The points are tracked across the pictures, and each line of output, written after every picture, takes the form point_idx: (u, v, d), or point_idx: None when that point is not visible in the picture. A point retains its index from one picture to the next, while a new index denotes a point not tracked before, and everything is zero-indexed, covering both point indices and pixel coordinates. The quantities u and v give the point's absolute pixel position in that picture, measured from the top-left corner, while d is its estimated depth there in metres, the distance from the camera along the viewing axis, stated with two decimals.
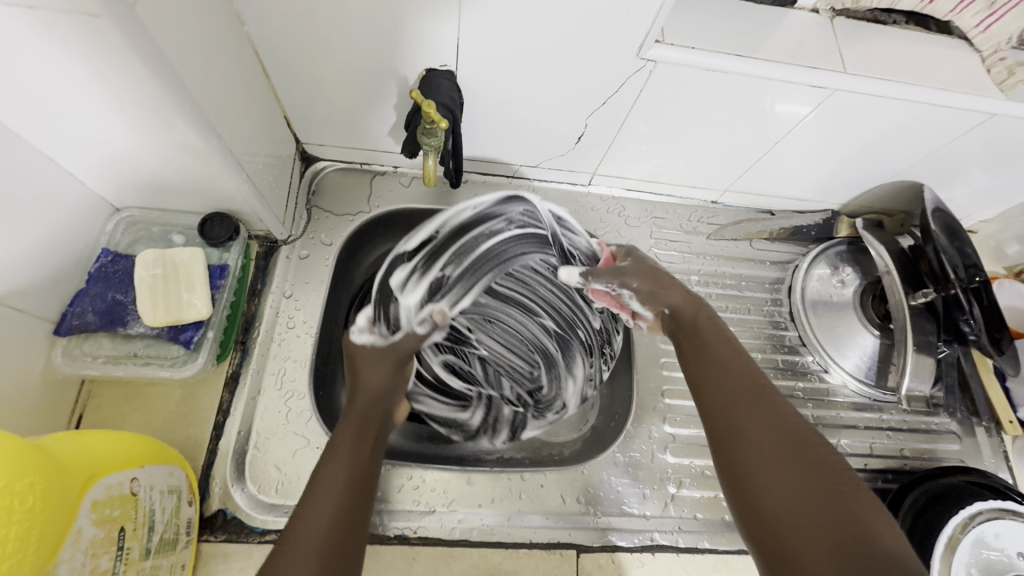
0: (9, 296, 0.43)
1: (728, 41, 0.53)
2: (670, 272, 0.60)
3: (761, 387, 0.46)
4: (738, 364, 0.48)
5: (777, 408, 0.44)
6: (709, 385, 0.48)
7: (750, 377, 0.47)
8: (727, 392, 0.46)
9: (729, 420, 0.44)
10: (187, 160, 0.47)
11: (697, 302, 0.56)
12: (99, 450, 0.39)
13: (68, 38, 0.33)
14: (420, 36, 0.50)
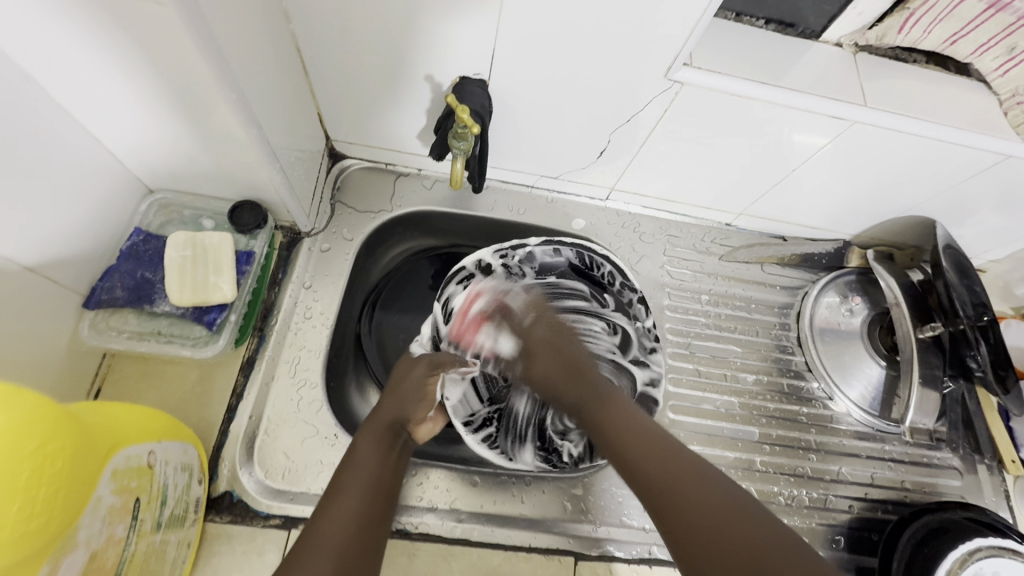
0: (45, 264, 0.45)
1: (753, 68, 0.55)
2: (575, 348, 0.58)
3: (667, 452, 0.44)
4: (631, 425, 0.48)
5: (703, 479, 0.41)
6: (632, 474, 0.44)
7: (664, 450, 0.44)
8: (654, 475, 0.43)
9: (676, 502, 0.40)
10: (226, 148, 0.49)
11: (591, 384, 0.53)
12: (121, 420, 0.40)
13: (132, 24, 0.35)
14: (457, 44, 0.52)
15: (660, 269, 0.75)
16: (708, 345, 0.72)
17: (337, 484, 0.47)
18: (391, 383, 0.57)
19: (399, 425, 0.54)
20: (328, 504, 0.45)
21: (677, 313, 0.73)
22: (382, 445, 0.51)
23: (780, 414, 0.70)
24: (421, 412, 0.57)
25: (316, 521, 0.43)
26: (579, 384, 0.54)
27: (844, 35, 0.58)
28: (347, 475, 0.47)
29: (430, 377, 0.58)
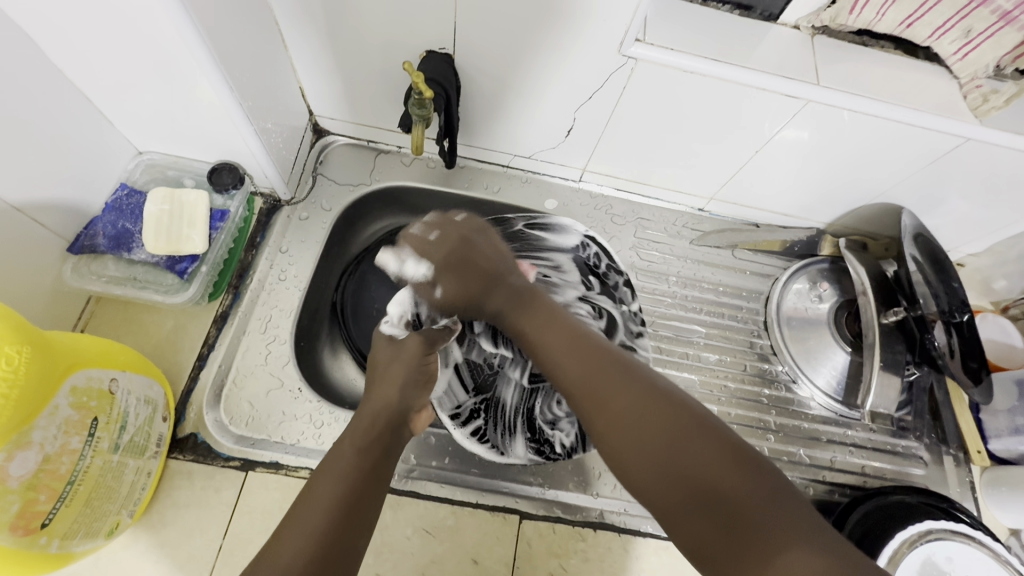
0: (31, 209, 0.49)
1: (707, 47, 0.56)
2: (500, 253, 0.60)
3: (584, 346, 0.48)
4: (557, 324, 0.52)
5: (619, 369, 0.45)
6: (552, 370, 0.48)
7: (584, 348, 0.48)
8: (572, 369, 0.47)
9: (594, 393, 0.44)
10: (200, 110, 0.52)
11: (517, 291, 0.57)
12: (86, 347, 0.44)
13: None
14: (421, 19, 0.55)
15: (630, 250, 0.77)
16: (673, 325, 0.73)
17: (323, 471, 0.44)
18: (379, 372, 0.54)
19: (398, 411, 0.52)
20: (315, 489, 0.42)
21: (644, 293, 0.74)
22: (374, 427, 0.49)
23: (741, 394, 0.70)
24: (418, 399, 0.55)
25: (299, 506, 0.41)
26: (497, 290, 0.57)
27: (802, 17, 0.59)
28: (334, 459, 0.45)
29: (427, 358, 0.56)
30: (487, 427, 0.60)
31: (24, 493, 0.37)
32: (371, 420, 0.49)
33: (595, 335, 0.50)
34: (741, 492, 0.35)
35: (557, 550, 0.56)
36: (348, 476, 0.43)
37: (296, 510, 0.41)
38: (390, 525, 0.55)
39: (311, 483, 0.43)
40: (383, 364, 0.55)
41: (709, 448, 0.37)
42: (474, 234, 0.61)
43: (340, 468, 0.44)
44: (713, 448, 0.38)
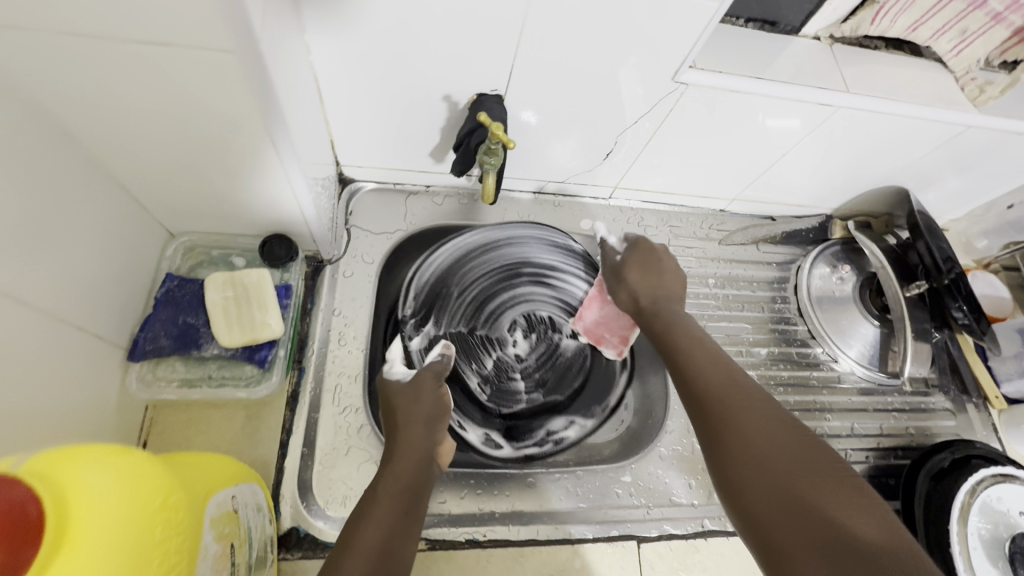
0: (91, 322, 0.44)
1: (747, 64, 0.59)
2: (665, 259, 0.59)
3: (719, 363, 0.47)
4: (693, 347, 0.49)
5: (748, 398, 0.43)
6: (682, 375, 0.47)
7: (720, 365, 0.47)
8: (709, 381, 0.45)
9: (714, 406, 0.43)
10: (260, 185, 0.48)
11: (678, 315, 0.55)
12: (204, 469, 0.40)
13: (190, 71, 0.35)
14: (477, 63, 0.53)
15: None
16: (722, 325, 0.76)
17: (355, 534, 0.42)
18: (399, 412, 0.54)
19: (426, 456, 0.52)
20: (353, 543, 0.42)
21: (689, 298, 0.77)
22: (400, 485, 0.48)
23: (793, 380, 0.75)
24: (438, 436, 0.54)
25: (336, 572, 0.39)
26: (666, 313, 0.54)
27: (821, 28, 0.63)
28: (363, 530, 0.43)
29: (442, 391, 0.57)
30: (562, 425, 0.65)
31: None
32: (402, 475, 0.49)
33: (722, 354, 0.48)
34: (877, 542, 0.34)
35: (677, 567, 0.58)
36: (385, 532, 0.43)
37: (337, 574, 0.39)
38: None
39: (350, 541, 0.42)
40: (405, 408, 0.54)
41: (835, 491, 0.37)
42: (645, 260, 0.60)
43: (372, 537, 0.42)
44: (836, 494, 0.37)
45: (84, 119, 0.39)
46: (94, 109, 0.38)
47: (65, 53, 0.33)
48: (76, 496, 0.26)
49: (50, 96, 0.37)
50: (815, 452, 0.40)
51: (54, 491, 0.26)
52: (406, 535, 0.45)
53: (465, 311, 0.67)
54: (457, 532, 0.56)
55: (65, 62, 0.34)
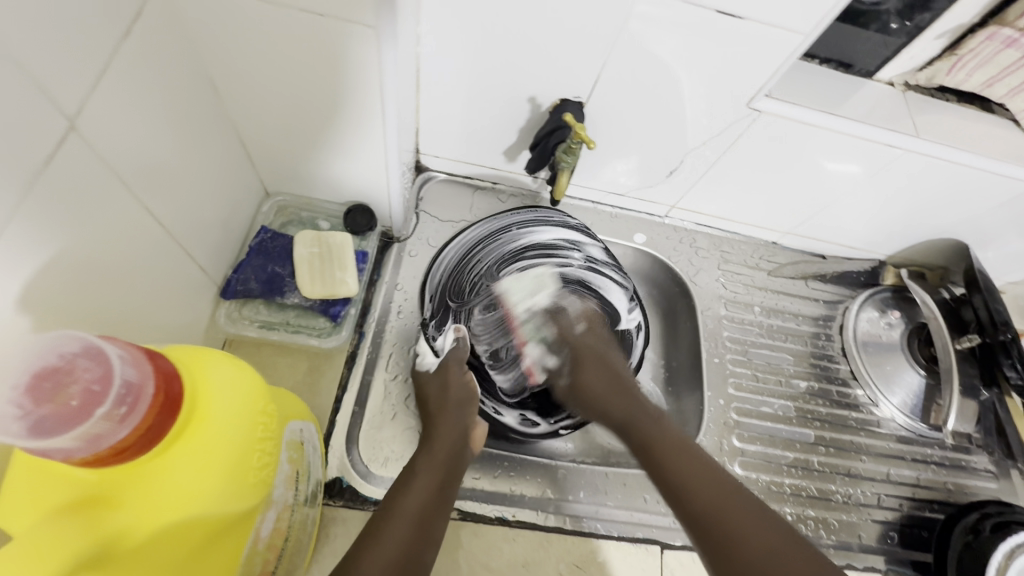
0: (199, 256, 0.49)
1: (821, 100, 0.61)
2: (617, 355, 0.62)
3: (715, 477, 0.50)
4: (686, 454, 0.52)
5: (749, 513, 0.47)
6: (683, 500, 0.49)
7: (712, 479, 0.49)
8: (705, 500, 0.48)
9: (724, 530, 0.46)
10: (359, 156, 0.53)
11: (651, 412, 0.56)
12: (286, 397, 0.44)
13: (332, 42, 0.40)
14: (566, 69, 0.57)
15: (715, 281, 0.81)
16: (763, 353, 0.77)
17: (391, 505, 0.47)
18: (433, 395, 0.57)
19: (461, 438, 0.55)
20: (395, 509, 0.46)
21: (734, 322, 0.78)
22: (432, 462, 0.51)
23: (831, 417, 0.74)
24: (469, 417, 0.57)
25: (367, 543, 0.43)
26: (625, 401, 0.57)
27: (896, 75, 0.65)
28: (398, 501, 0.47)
29: (467, 375, 0.60)
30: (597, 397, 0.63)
31: (264, 554, 0.37)
32: (438, 453, 0.52)
33: (712, 463, 0.51)
34: None
35: None
36: (422, 501, 0.47)
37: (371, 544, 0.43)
38: (541, 561, 0.56)
39: (386, 512, 0.46)
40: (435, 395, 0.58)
41: None
42: (596, 358, 0.60)
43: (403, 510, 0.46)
44: None
45: (230, 78, 0.44)
46: (241, 69, 0.43)
47: (233, 17, 0.39)
48: (203, 387, 0.30)
49: (212, 56, 0.42)
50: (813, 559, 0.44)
51: (188, 377, 0.30)
52: (443, 511, 0.48)
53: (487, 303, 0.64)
54: (487, 508, 0.57)
55: (230, 26, 0.39)
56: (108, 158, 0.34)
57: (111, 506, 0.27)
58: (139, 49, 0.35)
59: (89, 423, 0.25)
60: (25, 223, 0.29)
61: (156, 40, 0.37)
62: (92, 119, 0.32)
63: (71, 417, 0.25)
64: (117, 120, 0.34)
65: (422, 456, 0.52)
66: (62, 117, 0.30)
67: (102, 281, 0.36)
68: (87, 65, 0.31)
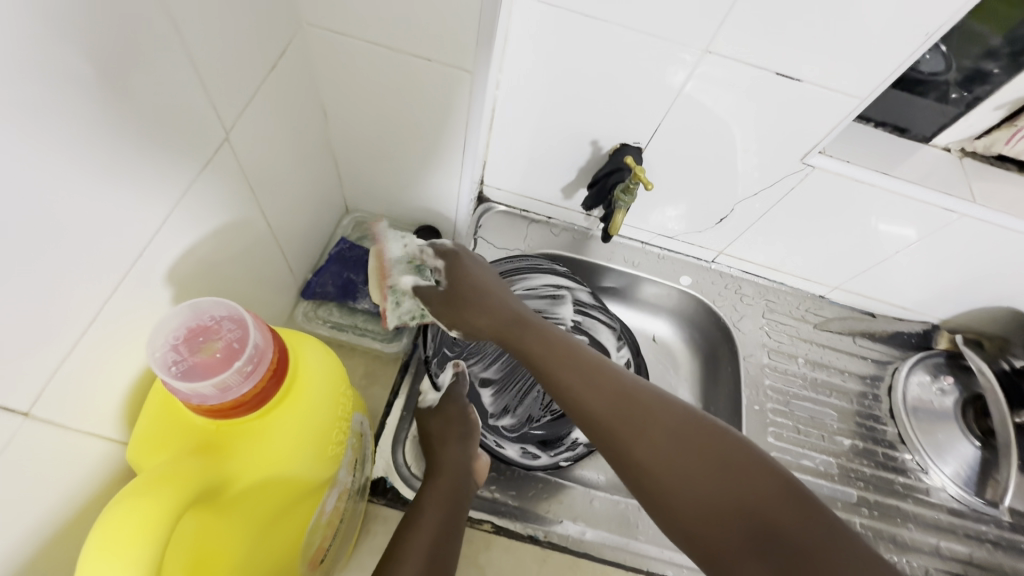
0: (290, 259, 0.55)
1: (875, 160, 0.64)
2: (486, 264, 0.56)
3: (605, 380, 0.46)
4: (566, 355, 0.48)
5: (658, 409, 0.43)
6: (579, 402, 0.46)
7: (604, 385, 0.45)
8: (597, 406, 0.45)
9: (626, 432, 0.43)
10: (436, 183, 0.59)
11: (529, 327, 0.51)
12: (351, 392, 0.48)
13: (433, 82, 0.46)
14: (629, 117, 0.62)
15: (759, 329, 0.81)
16: (806, 406, 0.76)
17: (398, 548, 0.42)
18: (434, 433, 0.55)
19: (467, 468, 0.53)
20: (404, 551, 0.42)
21: (776, 371, 0.78)
22: (438, 496, 0.48)
23: (876, 479, 0.72)
24: (472, 450, 0.55)
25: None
26: (524, 330, 0.51)
27: (953, 141, 0.67)
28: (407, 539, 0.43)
29: (470, 411, 0.58)
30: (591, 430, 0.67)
31: (325, 530, 0.40)
32: (443, 486, 0.49)
33: (603, 364, 0.48)
34: (804, 535, 0.37)
35: None
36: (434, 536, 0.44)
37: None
38: None
39: (394, 551, 0.42)
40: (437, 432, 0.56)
41: (768, 501, 0.38)
42: (477, 282, 0.54)
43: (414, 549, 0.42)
44: (772, 499, 0.38)
45: (340, 108, 0.51)
46: (351, 100, 0.50)
47: (353, 57, 0.46)
48: (302, 364, 0.35)
49: (330, 88, 0.49)
50: (747, 461, 0.40)
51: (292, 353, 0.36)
52: (455, 544, 0.45)
53: (489, 342, 0.70)
54: (521, 524, 0.59)
55: (350, 64, 0.46)
56: (244, 165, 0.41)
57: (226, 455, 0.31)
58: (278, 79, 0.42)
59: (228, 373, 0.30)
60: (179, 212, 0.35)
61: (291, 74, 0.44)
62: (238, 134, 0.39)
63: (218, 361, 0.31)
64: (255, 136, 0.41)
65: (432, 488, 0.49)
66: (219, 130, 0.37)
67: (219, 269, 0.42)
68: (240, 90, 0.38)
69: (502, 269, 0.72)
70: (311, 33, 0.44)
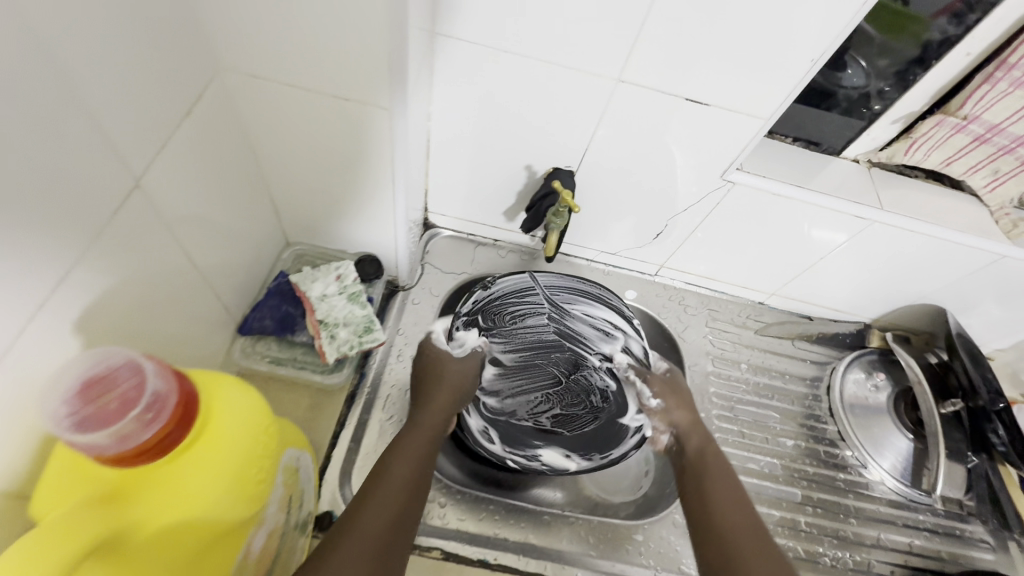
0: (223, 297, 0.55)
1: (789, 174, 0.68)
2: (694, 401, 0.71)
3: (724, 500, 0.58)
4: (720, 481, 0.60)
5: (762, 540, 0.53)
6: (700, 517, 0.57)
7: (736, 510, 0.56)
8: (723, 516, 0.56)
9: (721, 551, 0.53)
10: (373, 216, 0.60)
11: (701, 433, 0.67)
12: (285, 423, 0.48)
13: (355, 121, 0.48)
14: (557, 142, 0.65)
15: (703, 337, 0.84)
16: (749, 410, 0.79)
17: (372, 489, 0.49)
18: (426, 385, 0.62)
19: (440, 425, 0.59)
20: (378, 493, 0.49)
21: (720, 378, 0.81)
22: (416, 450, 0.54)
23: (819, 477, 0.75)
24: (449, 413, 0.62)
25: (351, 528, 0.45)
26: (723, 470, 0.62)
27: (861, 153, 0.72)
28: (383, 484, 0.49)
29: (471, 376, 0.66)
30: (551, 460, 0.68)
31: (255, 568, 0.40)
32: (419, 438, 0.56)
33: (744, 501, 0.58)
34: None
35: None
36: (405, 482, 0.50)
37: (351, 531, 0.45)
38: None
39: (366, 500, 0.48)
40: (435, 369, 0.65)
41: None
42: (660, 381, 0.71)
43: (387, 497, 0.48)
44: None
45: (268, 149, 0.52)
46: (277, 141, 0.51)
47: (274, 100, 0.47)
48: (213, 404, 0.36)
49: (257, 132, 0.50)
50: None
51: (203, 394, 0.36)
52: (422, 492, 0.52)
53: (521, 335, 0.75)
54: (471, 549, 0.62)
55: (272, 107, 0.47)
56: (161, 207, 0.41)
57: (130, 502, 0.31)
58: (196, 124, 0.43)
59: (123, 422, 0.30)
60: (88, 260, 0.35)
61: (211, 114, 0.45)
62: (152, 180, 0.39)
63: (114, 409, 0.30)
64: (172, 179, 0.42)
65: (406, 439, 0.55)
66: (130, 177, 0.37)
67: (141, 315, 0.42)
68: (152, 137, 0.38)
69: (570, 292, 0.76)
70: (230, 77, 0.44)
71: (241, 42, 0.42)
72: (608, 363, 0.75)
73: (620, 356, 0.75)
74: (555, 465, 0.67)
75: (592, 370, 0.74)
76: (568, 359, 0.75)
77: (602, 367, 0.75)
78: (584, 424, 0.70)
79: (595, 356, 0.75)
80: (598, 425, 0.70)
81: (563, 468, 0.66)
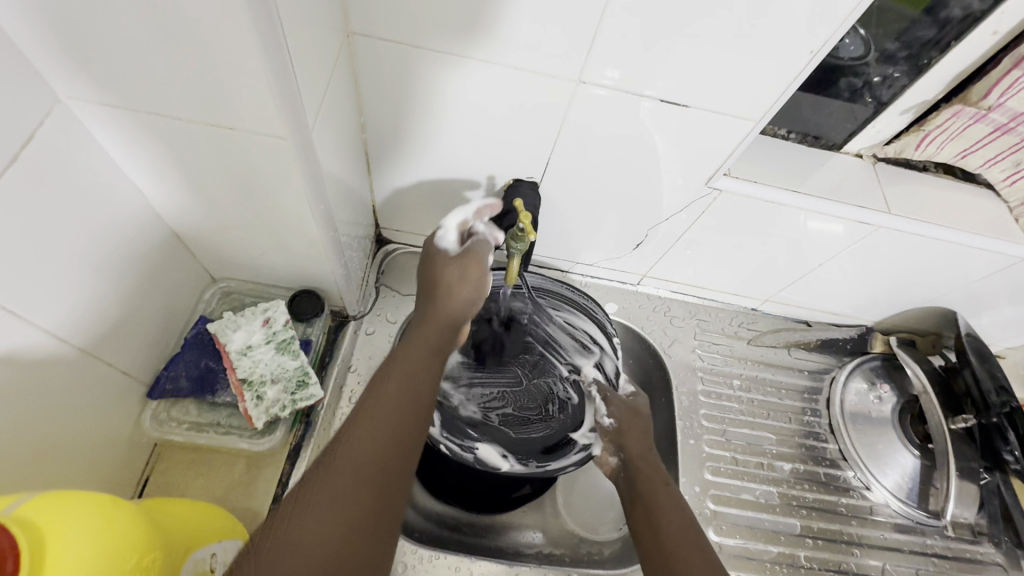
0: (119, 359, 0.47)
1: (782, 176, 0.59)
2: (643, 411, 0.61)
3: (681, 533, 0.47)
4: (664, 502, 0.50)
5: None
6: None
7: (692, 536, 0.47)
8: (671, 545, 0.46)
9: None
10: (297, 247, 0.52)
11: (638, 447, 0.56)
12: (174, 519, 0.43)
13: (245, 145, 0.39)
14: (514, 152, 0.56)
15: (691, 352, 0.77)
16: (743, 433, 0.72)
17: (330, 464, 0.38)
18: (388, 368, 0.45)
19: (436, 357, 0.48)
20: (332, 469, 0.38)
21: (710, 398, 0.74)
22: (422, 361, 0.46)
23: (819, 504, 0.69)
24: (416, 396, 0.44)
25: (329, 460, 0.38)
26: (665, 487, 0.51)
27: (864, 147, 0.63)
28: (375, 393, 0.43)
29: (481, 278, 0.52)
30: (487, 453, 0.59)
31: None
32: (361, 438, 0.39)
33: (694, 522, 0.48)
34: None
35: None
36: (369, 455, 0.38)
37: (329, 466, 0.38)
38: None
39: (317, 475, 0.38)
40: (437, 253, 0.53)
41: None
42: (627, 412, 0.60)
43: (380, 418, 0.40)
44: None
45: (154, 185, 0.44)
46: (162, 175, 0.43)
47: (143, 128, 0.39)
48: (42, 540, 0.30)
49: (136, 167, 0.42)
50: None
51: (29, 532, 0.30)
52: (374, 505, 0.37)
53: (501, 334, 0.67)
54: None
55: (142, 136, 0.40)
56: None
57: None
58: (30, 171, 0.35)
59: None
60: None
61: (61, 160, 0.37)
62: None
63: None
64: None
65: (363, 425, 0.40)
66: None
67: None
68: None
69: (556, 300, 0.69)
70: (77, 105, 0.37)
71: (82, 71, 0.34)
72: (577, 373, 0.67)
73: (589, 371, 0.67)
74: (490, 459, 0.58)
75: (560, 380, 0.67)
76: (536, 366, 0.68)
77: (568, 378, 0.67)
78: (534, 428, 0.63)
79: (566, 366, 0.68)
80: (550, 433, 0.63)
81: (499, 465, 0.58)
